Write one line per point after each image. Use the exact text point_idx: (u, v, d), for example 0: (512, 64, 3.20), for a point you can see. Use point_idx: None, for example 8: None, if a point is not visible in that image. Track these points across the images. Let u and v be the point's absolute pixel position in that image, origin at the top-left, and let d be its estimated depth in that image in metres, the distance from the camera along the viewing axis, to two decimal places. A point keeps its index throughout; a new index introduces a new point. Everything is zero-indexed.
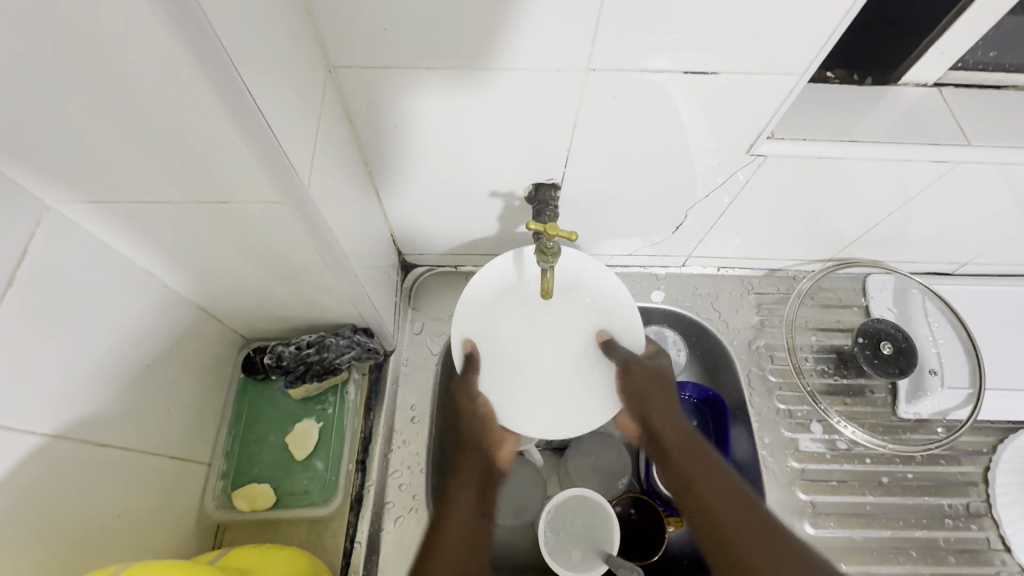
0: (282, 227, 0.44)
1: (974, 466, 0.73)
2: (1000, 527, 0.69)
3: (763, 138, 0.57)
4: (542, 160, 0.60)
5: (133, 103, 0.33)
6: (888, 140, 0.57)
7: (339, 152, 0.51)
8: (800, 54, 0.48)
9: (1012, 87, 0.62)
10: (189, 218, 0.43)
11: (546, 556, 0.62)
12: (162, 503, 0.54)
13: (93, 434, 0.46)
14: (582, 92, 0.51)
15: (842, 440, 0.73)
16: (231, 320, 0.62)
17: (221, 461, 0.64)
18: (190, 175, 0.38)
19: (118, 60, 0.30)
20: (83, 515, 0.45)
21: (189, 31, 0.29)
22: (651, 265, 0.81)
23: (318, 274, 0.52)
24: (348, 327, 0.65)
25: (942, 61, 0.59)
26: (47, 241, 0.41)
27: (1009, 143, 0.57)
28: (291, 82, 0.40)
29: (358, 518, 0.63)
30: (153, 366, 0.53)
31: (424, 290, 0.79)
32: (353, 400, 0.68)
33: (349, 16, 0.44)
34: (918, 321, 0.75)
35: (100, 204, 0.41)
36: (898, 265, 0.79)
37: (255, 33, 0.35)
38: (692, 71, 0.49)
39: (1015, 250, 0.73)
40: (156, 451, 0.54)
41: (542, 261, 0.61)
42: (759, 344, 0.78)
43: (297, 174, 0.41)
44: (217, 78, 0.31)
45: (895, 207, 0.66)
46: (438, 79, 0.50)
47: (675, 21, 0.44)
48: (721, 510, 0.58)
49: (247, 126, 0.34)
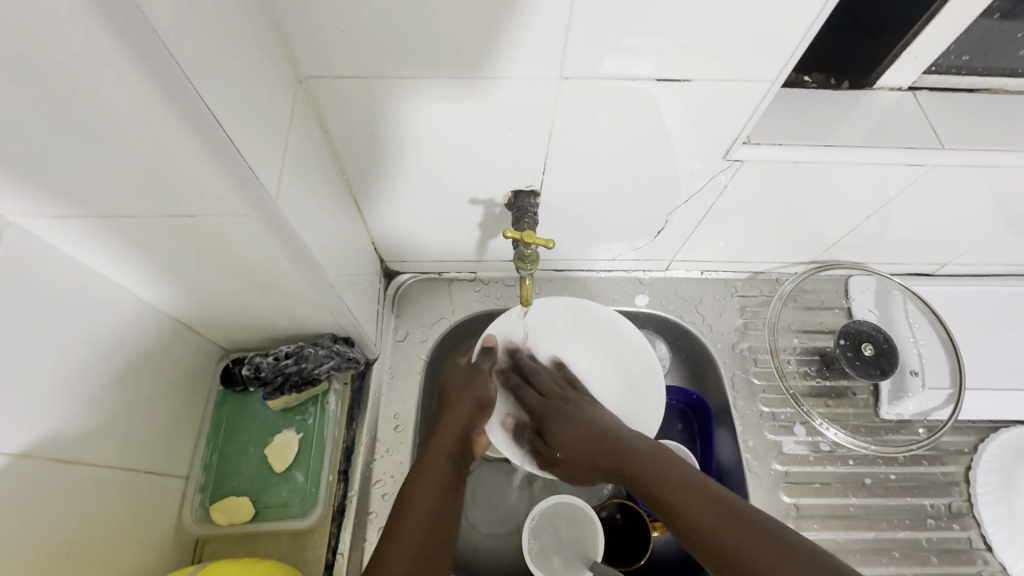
0: (253, 240, 0.44)
1: (956, 466, 0.73)
2: (982, 527, 0.69)
3: (738, 144, 0.57)
4: (519, 167, 0.60)
5: (91, 117, 0.32)
6: (864, 144, 0.58)
7: (313, 162, 0.51)
8: (772, 60, 0.48)
9: (985, 90, 0.63)
10: (157, 232, 0.43)
11: (530, 563, 0.62)
12: (138, 517, 0.54)
13: (62, 451, 0.45)
14: (557, 99, 0.51)
15: (826, 442, 0.73)
16: (208, 331, 0.62)
17: (200, 474, 0.63)
18: (156, 189, 0.38)
19: (72, 76, 0.29)
20: (54, 534, 0.44)
21: (141, 42, 0.29)
22: (636, 270, 0.81)
23: (294, 284, 0.52)
24: (328, 337, 0.65)
25: (915, 65, 0.59)
26: (10, 257, 0.40)
27: (982, 147, 0.58)
28: (258, 93, 0.40)
29: (340, 529, 0.63)
30: (126, 379, 0.52)
31: (407, 298, 0.79)
32: (334, 410, 0.68)
33: (318, 28, 0.44)
34: (899, 322, 0.76)
35: (65, 218, 0.41)
36: (879, 266, 0.79)
37: (215, 46, 0.35)
38: (665, 78, 0.49)
39: (992, 250, 0.74)
40: (132, 466, 0.53)
41: (521, 269, 0.61)
42: (743, 347, 0.79)
43: (264, 185, 0.40)
44: (172, 94, 0.31)
45: (873, 209, 0.66)
46: (411, 89, 0.49)
47: (647, 29, 0.44)
48: (710, 519, 0.50)
49: (207, 136, 0.34)
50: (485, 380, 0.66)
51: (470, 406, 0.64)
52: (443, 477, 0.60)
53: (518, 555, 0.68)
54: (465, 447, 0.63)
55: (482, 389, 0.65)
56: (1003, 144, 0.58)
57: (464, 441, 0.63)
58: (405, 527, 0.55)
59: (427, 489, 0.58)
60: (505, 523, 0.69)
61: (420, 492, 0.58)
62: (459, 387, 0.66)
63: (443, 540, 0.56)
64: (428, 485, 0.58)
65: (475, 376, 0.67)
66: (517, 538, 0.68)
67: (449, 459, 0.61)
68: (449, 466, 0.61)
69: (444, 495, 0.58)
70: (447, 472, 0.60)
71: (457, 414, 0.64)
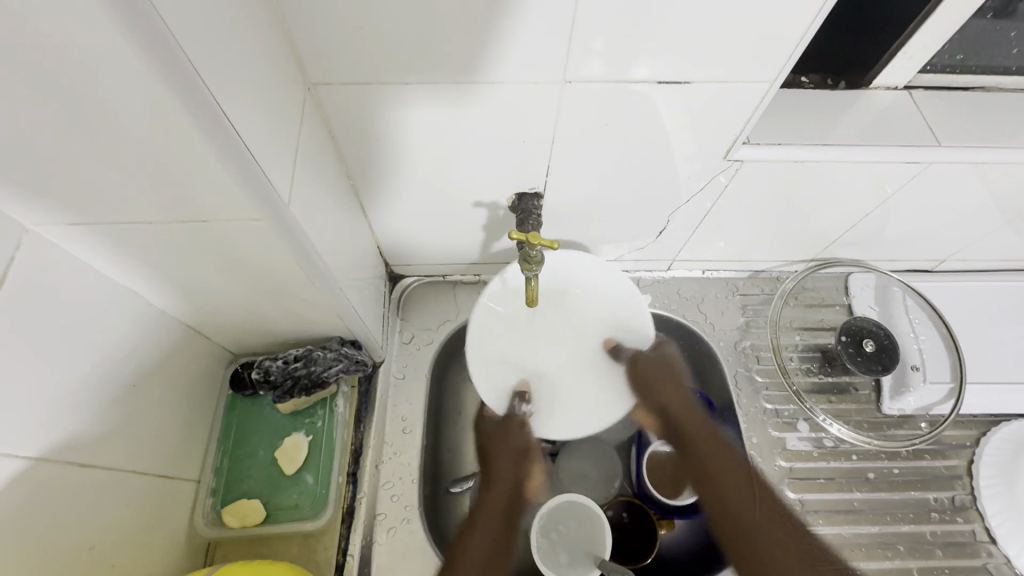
0: (264, 243, 0.44)
1: (959, 459, 0.74)
2: (986, 519, 0.70)
3: (739, 144, 0.58)
4: (523, 170, 0.61)
5: (111, 126, 0.33)
6: (861, 143, 0.59)
7: (322, 168, 0.52)
8: (769, 62, 0.49)
9: (979, 88, 0.64)
10: (171, 237, 0.44)
11: (538, 562, 0.62)
12: (152, 521, 0.54)
13: (78, 455, 0.46)
14: (560, 102, 0.52)
15: (829, 438, 0.74)
16: (218, 336, 0.63)
17: (211, 478, 0.63)
18: (173, 195, 0.39)
19: (96, 86, 0.30)
20: (73, 538, 0.45)
21: (159, 53, 0.30)
22: (637, 270, 0.82)
23: (303, 288, 0.53)
24: (336, 340, 0.65)
25: (910, 65, 0.61)
26: (27, 264, 0.41)
27: (977, 143, 0.59)
28: (269, 100, 0.41)
29: (349, 530, 0.63)
30: (139, 384, 0.53)
31: (412, 300, 0.79)
32: (342, 412, 0.69)
33: (327, 37, 0.45)
34: (899, 318, 0.77)
35: (82, 225, 0.41)
36: (877, 263, 0.80)
37: (231, 58, 0.36)
38: (666, 81, 0.50)
39: (990, 245, 0.75)
40: (145, 469, 0.54)
41: (526, 269, 0.61)
42: (746, 345, 0.79)
43: (277, 191, 0.41)
44: (191, 101, 0.32)
45: (873, 207, 0.67)
46: (418, 96, 0.51)
47: (652, 33, 0.46)
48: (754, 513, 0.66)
49: (223, 145, 0.35)
50: (524, 429, 0.71)
51: (513, 458, 0.70)
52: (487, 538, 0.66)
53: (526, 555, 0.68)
54: (513, 503, 0.69)
55: (521, 439, 0.71)
56: (998, 141, 0.59)
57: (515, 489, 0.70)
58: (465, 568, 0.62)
59: (482, 537, 0.66)
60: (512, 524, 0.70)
61: (473, 553, 0.64)
62: (501, 434, 0.72)
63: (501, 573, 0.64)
64: (480, 532, 0.66)
65: (514, 423, 0.71)
66: (524, 538, 0.69)
67: (501, 511, 0.68)
68: (496, 525, 0.67)
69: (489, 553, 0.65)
70: (497, 523, 0.67)
71: (503, 466, 0.70)
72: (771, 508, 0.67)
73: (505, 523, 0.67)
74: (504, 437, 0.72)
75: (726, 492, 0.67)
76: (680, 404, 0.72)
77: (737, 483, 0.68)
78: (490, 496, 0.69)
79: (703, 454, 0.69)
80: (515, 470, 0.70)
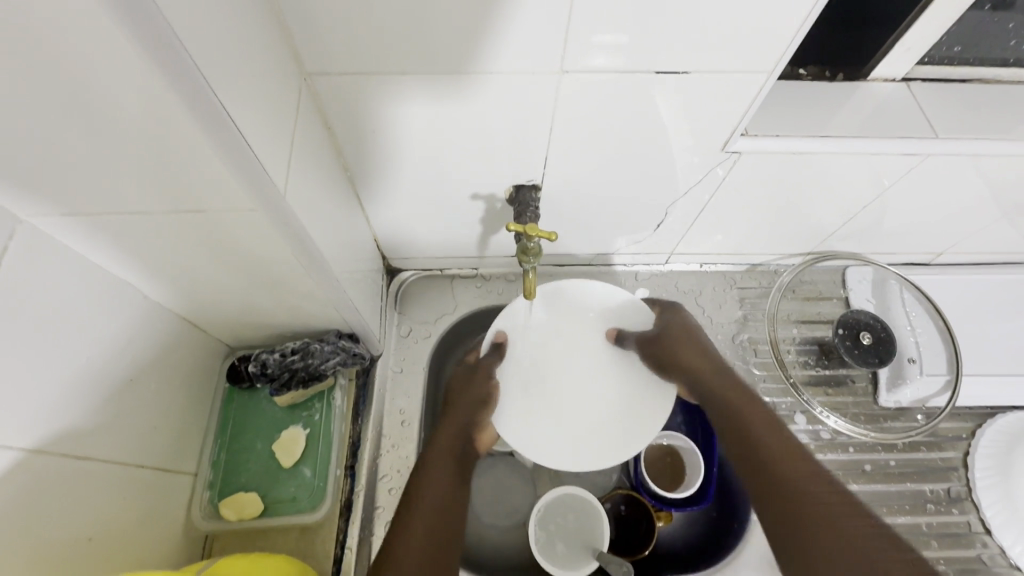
0: (260, 234, 0.44)
1: (955, 451, 0.74)
2: (981, 510, 0.70)
3: (737, 135, 0.58)
4: (520, 162, 0.60)
5: (104, 113, 0.33)
6: (859, 134, 0.59)
7: (317, 159, 0.51)
8: (767, 53, 0.49)
9: (977, 80, 0.64)
10: (166, 227, 0.43)
11: (536, 554, 0.62)
12: (149, 514, 0.54)
13: (73, 448, 0.45)
14: (558, 93, 0.52)
15: (826, 430, 0.74)
16: (213, 329, 0.62)
17: (208, 471, 0.63)
18: (167, 185, 0.39)
19: (87, 72, 0.30)
20: (69, 530, 0.45)
21: (153, 40, 0.29)
22: (635, 263, 0.82)
23: (300, 281, 0.53)
24: (333, 333, 0.65)
25: (908, 57, 0.60)
26: (22, 255, 0.41)
27: (975, 135, 0.59)
28: (264, 89, 0.41)
29: (348, 523, 0.63)
30: (135, 378, 0.52)
31: (410, 294, 0.79)
32: (340, 406, 0.68)
33: (322, 25, 0.44)
34: (896, 312, 0.77)
35: (77, 215, 0.41)
36: (874, 256, 0.80)
37: (225, 45, 0.35)
38: (663, 71, 0.50)
39: (987, 238, 0.75)
40: (142, 463, 0.53)
41: (524, 262, 0.61)
42: (743, 338, 0.79)
43: (273, 181, 0.41)
44: (185, 88, 0.32)
45: (871, 199, 0.67)
46: (415, 87, 0.50)
47: (651, 21, 0.45)
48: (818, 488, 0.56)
49: (218, 134, 0.35)
50: (490, 380, 0.69)
51: (473, 405, 0.68)
52: (445, 474, 0.63)
53: (523, 547, 0.68)
54: (467, 445, 0.67)
55: (484, 388, 0.68)
56: (995, 133, 0.59)
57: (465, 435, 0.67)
58: (410, 523, 0.59)
59: (436, 478, 0.62)
60: (509, 516, 0.70)
61: (428, 489, 0.61)
62: (461, 387, 0.69)
63: (454, 529, 0.61)
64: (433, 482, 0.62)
65: (482, 373, 0.69)
66: (522, 530, 0.69)
67: (451, 457, 0.65)
68: (449, 466, 0.64)
69: (447, 495, 0.62)
70: (447, 473, 0.64)
71: (460, 407, 0.67)
72: (785, 449, 0.61)
73: (456, 455, 0.65)
74: (468, 383, 0.69)
75: (795, 472, 0.58)
76: (711, 378, 0.68)
77: (781, 446, 0.61)
78: (433, 449, 0.65)
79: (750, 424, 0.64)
80: (470, 416, 0.67)
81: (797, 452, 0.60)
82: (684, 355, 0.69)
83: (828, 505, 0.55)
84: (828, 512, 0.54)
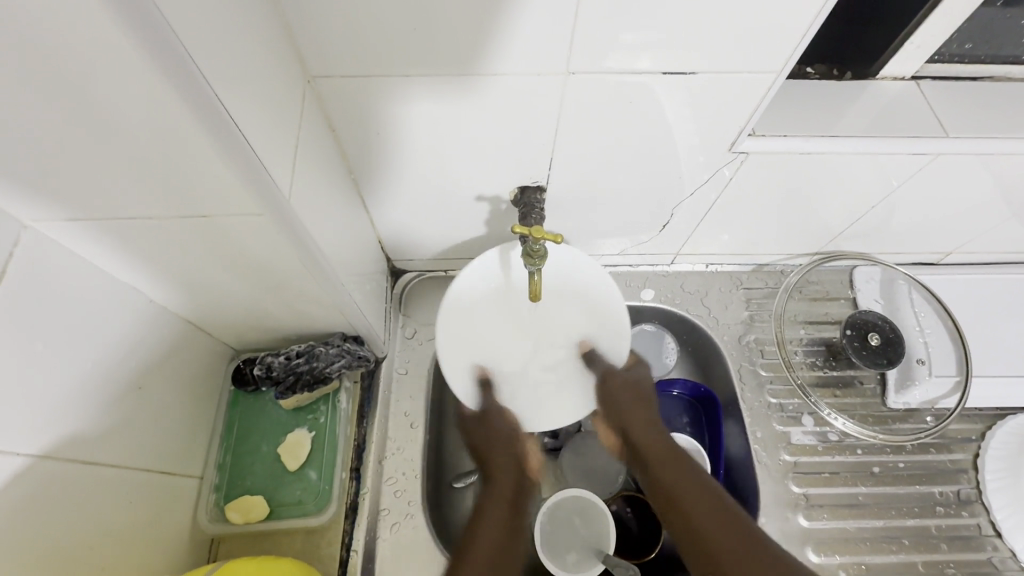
0: (264, 239, 0.44)
1: (965, 453, 0.74)
2: (991, 513, 0.69)
3: (744, 136, 0.57)
4: (525, 163, 0.60)
5: (109, 120, 0.32)
6: (866, 134, 0.58)
7: (322, 161, 0.51)
8: (775, 53, 0.48)
9: (988, 78, 0.63)
10: (171, 233, 0.43)
11: (543, 559, 0.62)
12: (156, 518, 0.54)
13: (80, 453, 0.46)
14: (562, 94, 0.51)
15: (834, 432, 0.74)
16: (219, 332, 0.62)
17: (214, 474, 0.63)
18: (171, 191, 0.39)
19: (93, 82, 0.30)
20: (82, 534, 0.45)
21: (158, 49, 0.29)
22: (641, 264, 0.82)
23: (305, 284, 0.52)
24: (338, 335, 0.65)
25: (918, 55, 0.60)
26: (27, 261, 0.41)
27: (987, 134, 0.58)
28: (268, 93, 0.40)
29: (353, 525, 0.63)
30: (141, 382, 0.53)
31: (414, 296, 0.79)
32: (345, 408, 0.68)
33: (326, 28, 0.44)
34: (905, 312, 0.76)
35: (82, 221, 0.41)
36: (883, 256, 0.80)
37: (229, 50, 0.35)
38: (669, 71, 0.50)
39: (998, 238, 0.74)
40: (151, 467, 0.54)
41: (529, 264, 0.61)
42: (750, 339, 0.79)
43: (277, 186, 0.41)
44: (191, 99, 0.32)
45: (879, 199, 0.66)
46: (420, 89, 0.50)
47: (660, 22, 0.45)
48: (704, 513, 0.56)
49: (224, 143, 0.35)
50: (511, 417, 0.68)
51: (507, 445, 0.66)
52: (502, 517, 0.61)
53: (529, 550, 0.68)
54: (520, 486, 0.65)
55: (512, 425, 0.67)
56: (1007, 131, 0.59)
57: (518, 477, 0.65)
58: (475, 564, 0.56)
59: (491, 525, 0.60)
60: None
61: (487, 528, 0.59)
62: (482, 430, 0.67)
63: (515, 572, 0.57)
64: (494, 524, 0.60)
65: (503, 411, 0.68)
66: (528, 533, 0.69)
67: (506, 500, 0.63)
68: (506, 506, 0.62)
69: (508, 538, 0.59)
70: (506, 515, 0.61)
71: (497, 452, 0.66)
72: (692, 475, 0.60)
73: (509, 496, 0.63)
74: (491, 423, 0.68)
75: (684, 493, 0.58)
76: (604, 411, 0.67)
77: (691, 493, 0.58)
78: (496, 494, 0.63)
79: (660, 473, 0.61)
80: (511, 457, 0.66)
81: (723, 512, 0.55)
82: (619, 396, 0.67)
83: (727, 541, 0.53)
84: (722, 547, 0.53)
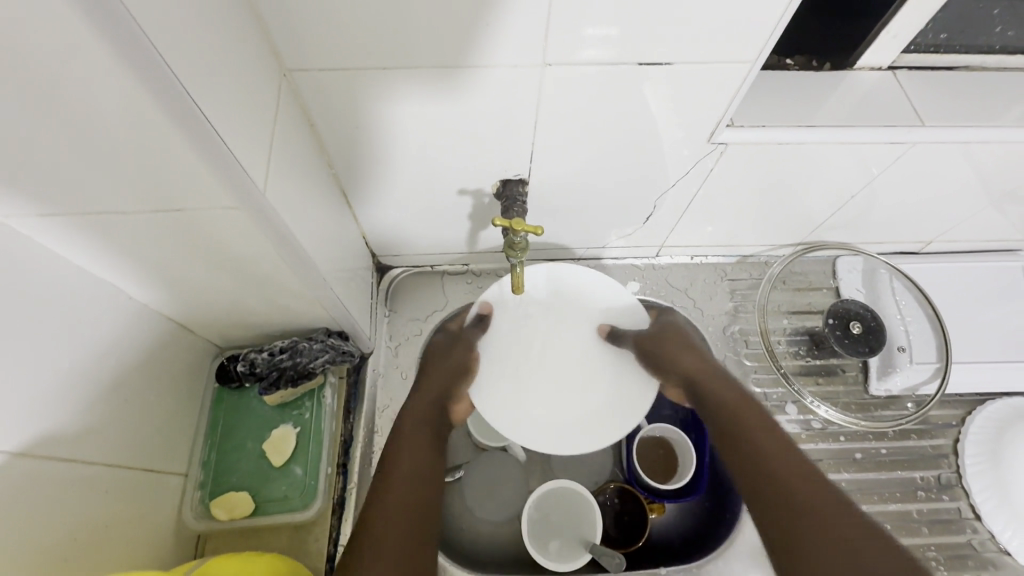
0: (241, 233, 0.44)
1: (945, 438, 0.75)
2: (970, 497, 0.70)
3: (724, 126, 0.57)
4: (506, 156, 0.60)
5: (75, 116, 0.32)
6: (845, 123, 0.58)
7: (301, 157, 0.51)
8: (750, 43, 0.49)
9: (964, 67, 0.64)
10: (145, 228, 0.43)
11: (527, 542, 0.62)
12: (135, 512, 0.54)
13: (62, 450, 0.46)
14: (540, 85, 0.51)
15: (817, 420, 0.74)
16: (202, 329, 0.62)
17: (198, 471, 0.63)
18: (143, 185, 0.38)
19: (52, 75, 0.29)
20: (60, 532, 0.45)
21: (120, 34, 0.29)
22: (626, 257, 0.82)
23: (287, 279, 0.52)
24: (322, 331, 0.65)
25: (895, 45, 0.60)
26: None
27: (963, 122, 0.59)
28: (241, 84, 0.40)
29: (340, 520, 0.63)
30: (119, 379, 0.52)
31: (400, 291, 0.79)
32: (330, 404, 0.68)
33: (300, 19, 0.44)
34: (886, 300, 0.77)
35: (55, 217, 0.41)
36: (865, 246, 0.80)
37: (199, 43, 0.35)
38: (648, 62, 0.50)
39: (978, 225, 0.75)
40: (132, 464, 0.54)
41: (511, 257, 0.60)
42: (734, 330, 0.79)
43: (251, 179, 0.40)
44: (159, 92, 0.32)
45: (858, 188, 0.67)
46: (397, 83, 0.50)
47: (634, 14, 0.45)
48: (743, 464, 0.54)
49: (195, 135, 0.35)
50: (470, 351, 0.68)
51: (449, 377, 0.66)
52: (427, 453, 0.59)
53: (517, 542, 0.69)
54: (441, 416, 0.63)
55: (462, 358, 0.67)
56: (983, 120, 0.59)
57: (438, 404, 0.64)
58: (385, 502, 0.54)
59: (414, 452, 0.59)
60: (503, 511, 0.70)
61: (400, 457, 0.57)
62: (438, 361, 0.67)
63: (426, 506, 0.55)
64: (408, 446, 0.59)
65: (458, 344, 0.69)
66: (515, 525, 0.69)
67: (426, 418, 0.62)
68: (424, 432, 0.61)
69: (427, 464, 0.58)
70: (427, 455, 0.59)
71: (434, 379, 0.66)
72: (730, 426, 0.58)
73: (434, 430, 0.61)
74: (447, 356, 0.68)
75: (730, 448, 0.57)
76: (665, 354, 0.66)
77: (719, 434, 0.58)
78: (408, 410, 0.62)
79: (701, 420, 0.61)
80: (445, 383, 0.66)
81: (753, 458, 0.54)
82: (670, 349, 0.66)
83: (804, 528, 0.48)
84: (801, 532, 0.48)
